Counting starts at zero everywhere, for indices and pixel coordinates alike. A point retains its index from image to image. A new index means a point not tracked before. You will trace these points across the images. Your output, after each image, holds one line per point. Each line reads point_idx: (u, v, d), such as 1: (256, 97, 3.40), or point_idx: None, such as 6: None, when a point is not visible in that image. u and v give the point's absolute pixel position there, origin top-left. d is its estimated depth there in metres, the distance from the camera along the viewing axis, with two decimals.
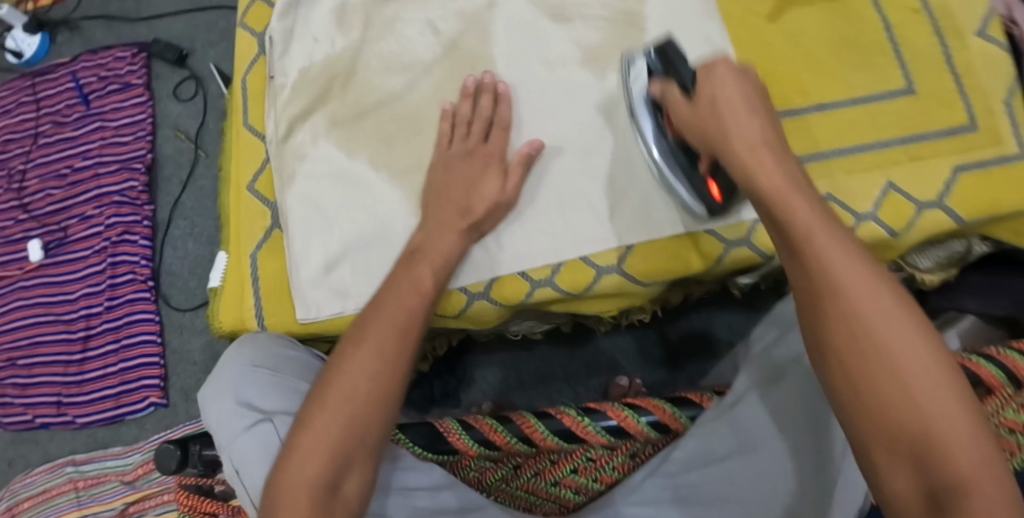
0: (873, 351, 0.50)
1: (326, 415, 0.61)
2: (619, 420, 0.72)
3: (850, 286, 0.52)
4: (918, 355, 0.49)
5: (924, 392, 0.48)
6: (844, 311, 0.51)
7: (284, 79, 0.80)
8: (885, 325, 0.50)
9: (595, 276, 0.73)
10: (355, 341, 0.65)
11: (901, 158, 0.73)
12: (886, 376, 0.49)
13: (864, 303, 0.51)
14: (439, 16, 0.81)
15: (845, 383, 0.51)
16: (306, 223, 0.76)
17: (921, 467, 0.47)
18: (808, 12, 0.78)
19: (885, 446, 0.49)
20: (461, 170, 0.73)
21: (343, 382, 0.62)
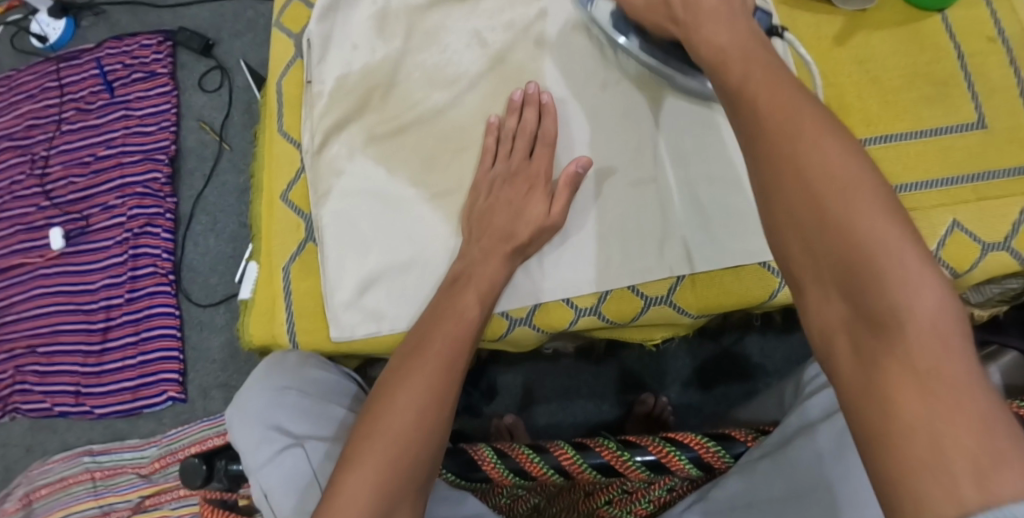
0: (792, 173, 0.45)
1: (373, 454, 0.59)
2: (659, 455, 0.69)
3: (773, 118, 0.48)
4: (845, 169, 0.44)
5: (851, 209, 0.43)
6: (768, 143, 0.47)
7: (321, 86, 0.77)
8: (807, 147, 0.45)
9: (642, 307, 0.71)
10: (401, 373, 0.63)
11: (969, 197, 0.70)
12: (806, 198, 0.44)
13: (787, 129, 0.47)
14: (486, 27, 0.77)
15: (773, 218, 0.46)
16: (344, 243, 0.73)
17: (848, 294, 0.42)
18: (875, 36, 0.75)
19: (811, 274, 0.44)
20: (506, 194, 0.70)
21: (390, 417, 0.60)
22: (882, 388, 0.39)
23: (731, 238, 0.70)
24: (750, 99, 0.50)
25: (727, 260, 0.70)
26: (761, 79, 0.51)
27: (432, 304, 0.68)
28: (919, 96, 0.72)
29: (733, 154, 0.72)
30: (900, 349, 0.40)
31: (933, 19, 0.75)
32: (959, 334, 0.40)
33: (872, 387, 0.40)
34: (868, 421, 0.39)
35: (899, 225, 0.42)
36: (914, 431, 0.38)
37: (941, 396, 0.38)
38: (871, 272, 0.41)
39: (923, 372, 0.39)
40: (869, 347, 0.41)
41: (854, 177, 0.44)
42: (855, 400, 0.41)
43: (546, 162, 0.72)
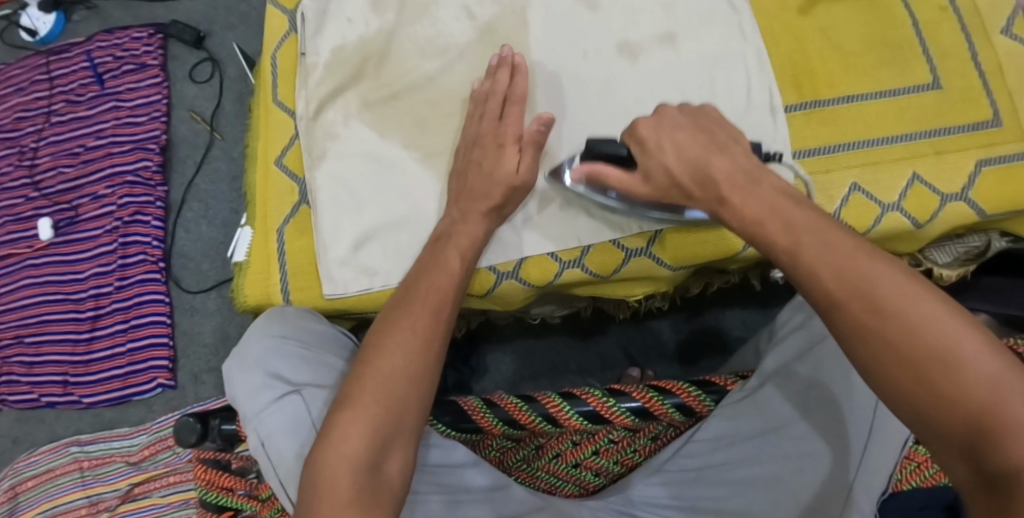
0: (887, 345, 0.48)
1: (365, 391, 0.61)
2: (644, 402, 0.72)
3: (842, 287, 0.50)
4: (944, 335, 0.47)
5: (958, 377, 0.46)
6: (848, 313, 0.50)
7: (316, 58, 0.80)
8: (896, 318, 0.48)
9: (624, 259, 0.74)
10: (389, 324, 0.65)
11: (926, 151, 0.74)
12: (909, 371, 0.47)
13: (869, 294, 0.49)
14: (475, 2, 0.81)
15: (879, 387, 0.49)
16: (337, 202, 0.77)
17: (971, 456, 0.45)
18: (838, 5, 0.80)
19: (936, 441, 0.47)
20: (479, 157, 0.73)
21: (379, 363, 0.63)
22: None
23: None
24: (805, 265, 0.52)
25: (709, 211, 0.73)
26: (777, 206, 0.56)
27: (420, 260, 0.71)
28: (879, 59, 0.77)
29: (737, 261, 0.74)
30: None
31: None
32: None
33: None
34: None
35: (1009, 388, 0.45)
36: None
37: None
38: (992, 436, 0.44)
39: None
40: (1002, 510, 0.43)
41: (956, 344, 0.47)
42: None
43: (517, 119, 0.74)
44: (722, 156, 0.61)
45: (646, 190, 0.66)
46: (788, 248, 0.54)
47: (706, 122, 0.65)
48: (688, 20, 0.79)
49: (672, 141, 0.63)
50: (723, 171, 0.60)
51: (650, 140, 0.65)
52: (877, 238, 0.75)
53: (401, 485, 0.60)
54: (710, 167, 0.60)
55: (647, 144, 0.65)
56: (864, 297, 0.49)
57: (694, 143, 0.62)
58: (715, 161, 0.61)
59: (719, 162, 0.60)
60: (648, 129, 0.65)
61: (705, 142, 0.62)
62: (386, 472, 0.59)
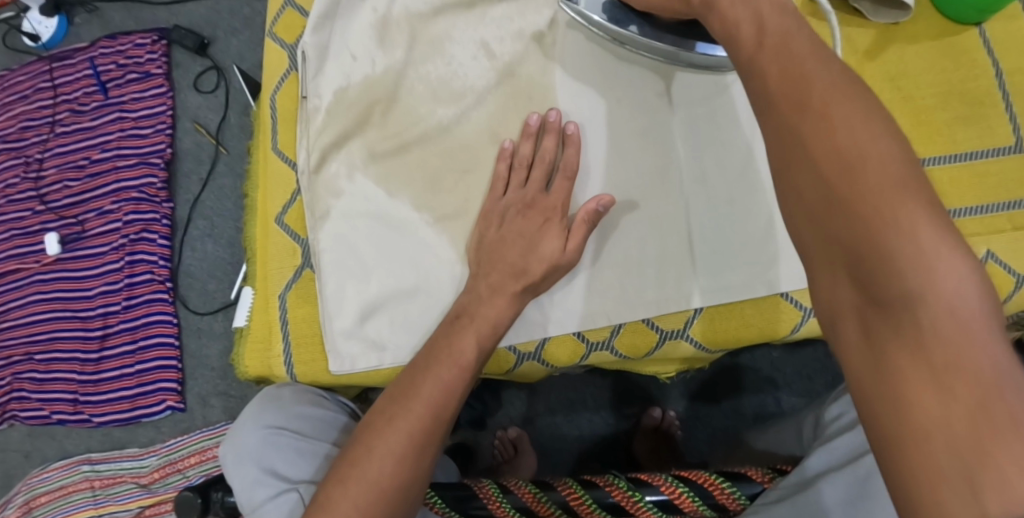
0: (804, 158, 0.42)
1: (348, 501, 0.55)
2: (671, 496, 0.65)
3: (783, 89, 0.44)
4: (860, 143, 0.41)
5: (862, 190, 0.39)
6: (777, 116, 0.44)
7: (318, 101, 0.73)
8: (821, 126, 0.42)
9: (658, 341, 0.68)
10: (385, 416, 0.59)
11: (1003, 226, 0.66)
12: (816, 180, 0.42)
13: (800, 98, 0.43)
14: (494, 37, 0.73)
15: (787, 195, 0.44)
16: (341, 270, 0.70)
17: (857, 273, 0.40)
18: (911, 51, 0.70)
19: (821, 257, 0.42)
20: (518, 226, 0.66)
21: (367, 463, 0.57)
22: (893, 374, 0.38)
23: (740, 251, 0.67)
24: (760, 73, 0.47)
25: (757, 291, 0.66)
26: (769, 33, 0.48)
27: (432, 340, 0.63)
28: (954, 116, 0.68)
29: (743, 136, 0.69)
30: (913, 335, 0.37)
31: (972, 34, 0.70)
32: (987, 318, 0.36)
33: (879, 376, 0.38)
34: (879, 415, 0.38)
35: (910, 199, 0.38)
36: (926, 430, 0.36)
37: (957, 392, 0.35)
38: (881, 251, 0.38)
39: (937, 360, 0.36)
40: (878, 333, 0.39)
41: (869, 154, 0.40)
42: (867, 390, 0.39)
43: (565, 195, 0.66)
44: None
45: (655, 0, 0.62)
46: (753, 45, 0.48)
47: None
48: None
49: None
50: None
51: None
52: None
53: None
54: None
55: None
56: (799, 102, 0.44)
57: None
58: None
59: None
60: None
61: None
62: None
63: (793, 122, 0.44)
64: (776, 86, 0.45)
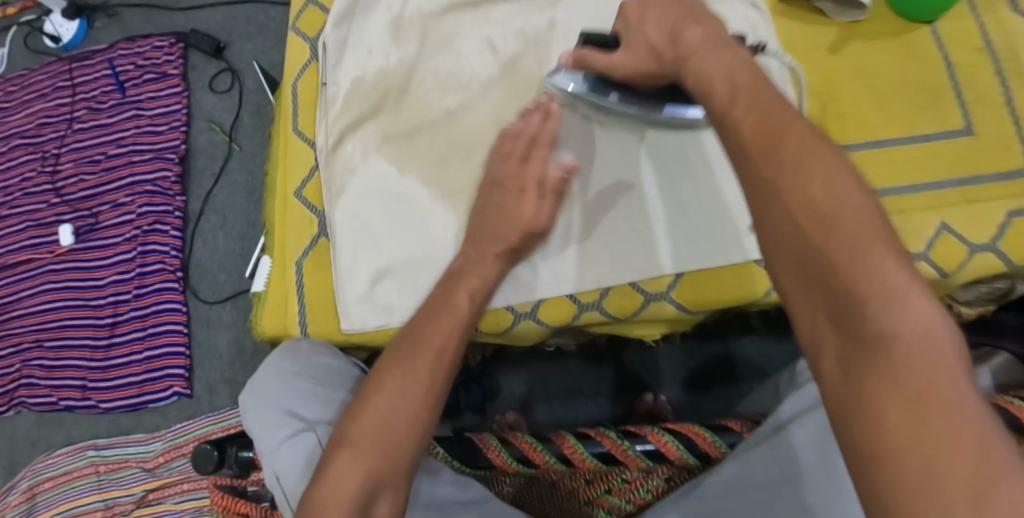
0: (777, 200, 0.43)
1: (364, 437, 0.59)
2: (658, 445, 0.71)
3: (753, 134, 0.45)
4: (832, 189, 0.41)
5: (836, 232, 0.40)
6: (749, 161, 0.45)
7: (336, 89, 0.80)
8: (792, 170, 0.43)
9: (643, 303, 0.74)
10: (396, 360, 0.63)
11: (956, 200, 0.73)
12: (790, 220, 0.42)
13: (771, 144, 0.44)
14: (498, 35, 0.81)
15: (765, 235, 0.44)
16: (354, 239, 0.76)
17: (833, 310, 0.40)
18: (871, 46, 0.78)
19: (799, 295, 0.42)
20: (495, 193, 0.72)
21: (382, 401, 0.61)
22: (869, 403, 0.37)
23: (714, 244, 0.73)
24: (729, 118, 0.47)
25: (733, 258, 0.73)
26: (739, 79, 0.49)
27: (422, 315, 0.66)
28: (913, 105, 0.76)
29: (722, 177, 0.75)
30: (889, 372, 0.37)
31: (924, 30, 0.78)
32: (958, 353, 0.37)
33: (854, 407, 0.38)
34: (859, 448, 0.37)
35: (880, 239, 0.39)
36: (905, 454, 0.35)
37: (931, 420, 0.35)
38: (855, 289, 0.39)
39: (909, 390, 0.36)
40: (855, 367, 0.38)
41: (841, 200, 0.41)
42: (843, 421, 0.38)
43: (543, 163, 0.71)
44: (696, 27, 0.54)
45: (629, 63, 0.63)
46: (721, 98, 0.49)
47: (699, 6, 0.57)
48: None
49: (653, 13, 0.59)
50: (695, 37, 0.54)
51: (635, 15, 0.62)
52: None
53: None
54: (685, 39, 0.54)
55: (630, 18, 0.63)
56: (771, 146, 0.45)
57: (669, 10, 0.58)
58: (689, 28, 0.55)
59: (692, 30, 0.55)
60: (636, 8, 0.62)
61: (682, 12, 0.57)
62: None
63: (763, 166, 0.44)
64: (746, 130, 0.46)
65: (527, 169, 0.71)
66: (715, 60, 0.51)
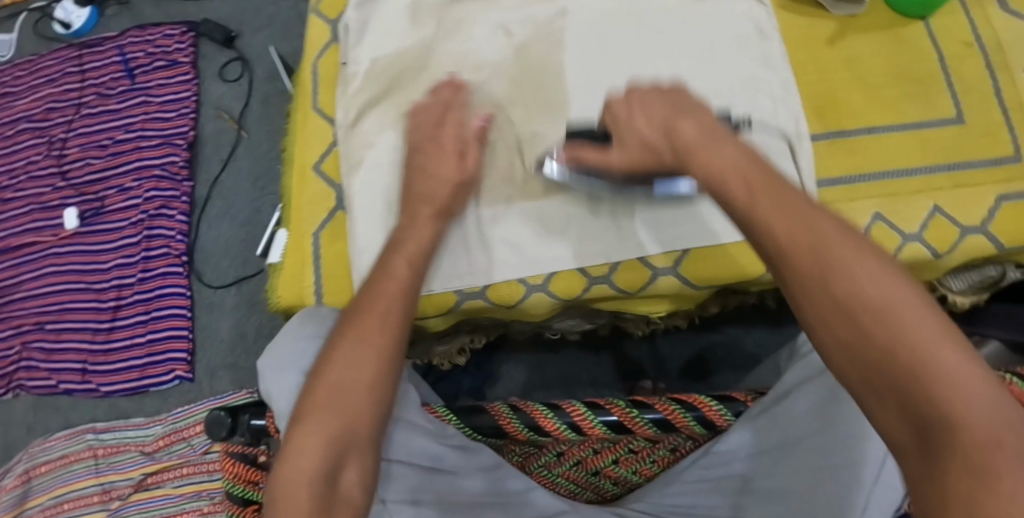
0: (834, 300, 0.48)
1: (321, 410, 0.59)
2: (666, 413, 0.73)
3: (793, 242, 0.50)
4: (884, 290, 0.47)
5: (895, 327, 0.45)
6: (796, 267, 0.50)
7: (356, 67, 0.83)
8: (841, 273, 0.48)
9: (651, 277, 0.77)
10: (344, 333, 0.63)
11: (946, 185, 0.77)
12: (847, 319, 0.47)
13: (816, 252, 0.49)
14: (512, 21, 0.83)
15: (823, 334, 0.48)
16: (369, 212, 0.79)
17: (899, 395, 0.45)
18: (868, 39, 0.81)
19: (866, 386, 0.46)
20: (423, 153, 0.75)
21: (337, 371, 0.61)
22: (946, 480, 0.41)
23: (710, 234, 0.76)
24: (762, 223, 0.52)
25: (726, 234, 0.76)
26: (753, 180, 0.55)
27: (361, 291, 0.66)
28: (903, 93, 0.79)
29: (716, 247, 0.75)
30: (961, 449, 0.41)
31: (917, 25, 0.82)
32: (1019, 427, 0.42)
33: (933, 484, 0.42)
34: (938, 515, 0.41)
35: (935, 331, 0.45)
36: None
37: (1002, 489, 0.39)
38: (919, 377, 0.44)
39: (983, 465, 0.40)
40: (928, 448, 0.43)
41: (894, 299, 0.46)
42: (923, 497, 0.42)
43: (457, 125, 0.76)
44: (689, 119, 0.61)
45: (624, 157, 0.67)
46: (744, 202, 0.54)
47: (677, 97, 0.65)
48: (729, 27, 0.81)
49: (641, 106, 0.65)
50: (692, 132, 0.60)
51: (623, 111, 0.67)
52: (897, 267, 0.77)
53: (360, 493, 0.58)
54: (681, 134, 0.61)
55: (620, 115, 0.67)
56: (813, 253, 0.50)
57: (662, 109, 0.64)
58: (683, 122, 0.61)
59: (686, 124, 0.61)
60: (621, 106, 0.67)
61: (671, 107, 0.63)
62: (343, 487, 0.57)
63: (812, 271, 0.49)
64: (785, 237, 0.51)
65: (441, 133, 0.76)
66: (722, 157, 0.57)
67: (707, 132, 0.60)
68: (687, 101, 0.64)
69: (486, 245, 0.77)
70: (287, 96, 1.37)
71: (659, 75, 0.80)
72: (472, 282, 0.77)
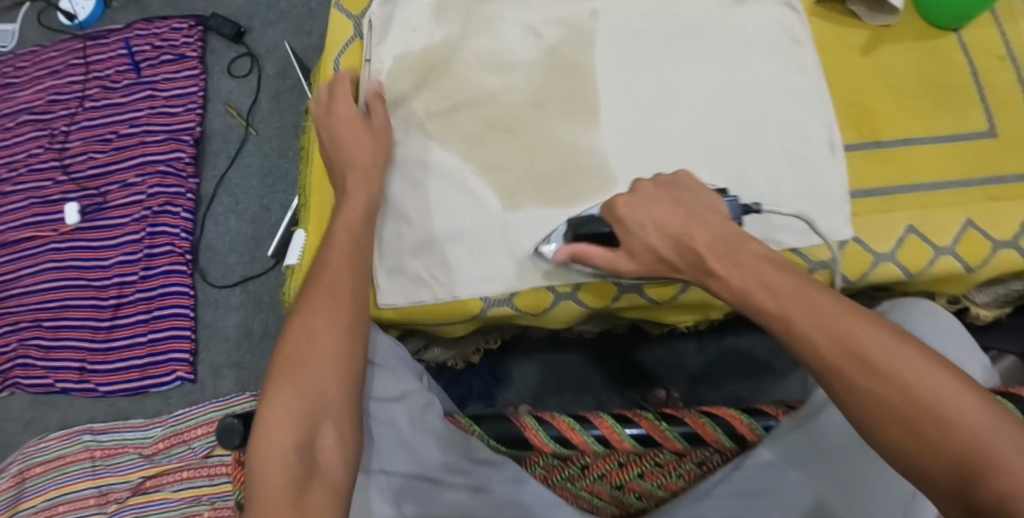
0: (883, 405, 0.51)
1: (287, 379, 0.63)
2: (696, 427, 0.72)
3: (834, 350, 0.53)
4: (931, 388, 0.50)
5: (947, 423, 0.49)
6: (842, 375, 0.52)
7: (380, 66, 0.82)
8: (885, 377, 0.51)
9: (683, 286, 0.75)
10: (302, 306, 0.67)
11: (980, 198, 0.76)
12: (899, 418, 0.50)
13: (858, 356, 0.52)
14: (540, 20, 0.83)
15: (874, 437, 0.51)
16: (392, 214, 0.78)
17: (961, 489, 0.48)
18: (901, 49, 0.81)
19: (928, 481, 0.49)
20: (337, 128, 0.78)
21: (298, 339, 0.65)
22: None
23: None
24: (798, 332, 0.55)
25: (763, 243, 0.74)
26: (777, 288, 0.57)
27: (311, 272, 0.70)
28: (934, 104, 0.79)
29: None
30: None
31: (950, 37, 0.81)
32: None
33: None
34: None
35: (984, 419, 0.48)
36: None
37: None
38: (978, 472, 0.47)
39: None
40: None
41: (943, 396, 0.49)
42: None
43: (344, 99, 0.79)
44: (700, 228, 0.63)
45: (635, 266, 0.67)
46: (777, 316, 0.56)
47: (684, 195, 0.66)
48: (759, 33, 0.80)
49: (651, 218, 0.65)
50: (703, 239, 0.62)
51: (629, 213, 0.66)
52: (928, 279, 0.77)
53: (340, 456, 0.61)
54: (694, 241, 0.62)
55: (629, 224, 0.66)
56: (853, 357, 0.52)
57: (672, 216, 0.64)
58: (695, 231, 0.63)
59: (699, 233, 0.63)
60: (625, 207, 0.66)
61: (684, 216, 0.64)
62: (320, 452, 0.60)
63: (854, 378, 0.52)
64: (824, 346, 0.53)
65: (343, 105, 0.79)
66: (739, 272, 0.59)
67: (718, 246, 0.61)
68: (694, 209, 0.65)
69: (515, 250, 0.75)
70: (297, 93, 1.35)
71: (660, 166, 0.76)
72: (499, 289, 0.75)
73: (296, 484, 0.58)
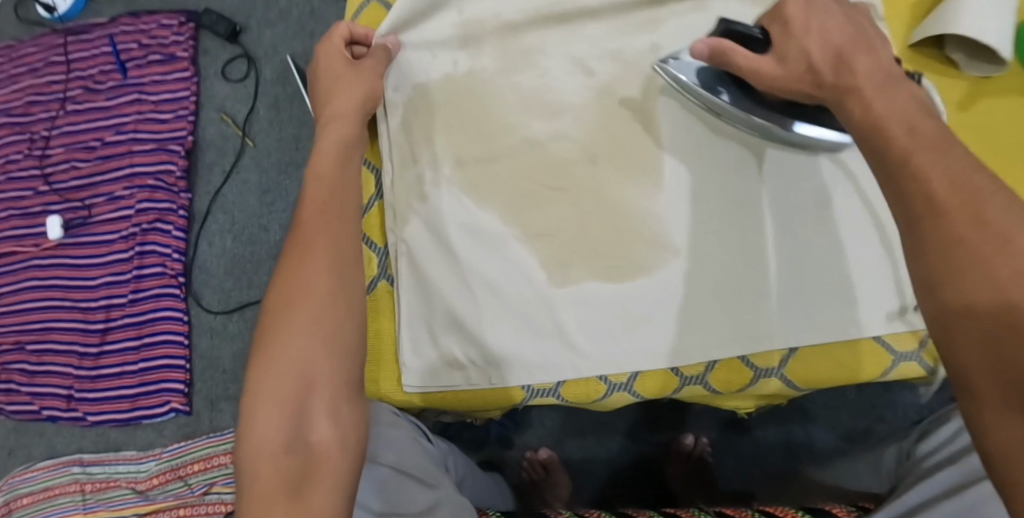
0: (971, 264, 0.43)
1: (282, 342, 0.53)
2: None
3: (952, 195, 0.45)
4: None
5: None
6: (945, 222, 0.44)
7: (397, 95, 0.74)
8: (994, 244, 0.43)
9: (753, 379, 0.66)
10: (303, 248, 0.57)
11: None
12: (985, 283, 0.42)
13: (969, 206, 0.44)
14: (590, 55, 0.72)
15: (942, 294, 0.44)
16: (420, 284, 0.70)
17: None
18: (1003, 105, 0.70)
19: (984, 378, 0.40)
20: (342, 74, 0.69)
21: (299, 287, 0.55)
22: None
23: (815, 322, 0.64)
24: (915, 167, 0.47)
25: (846, 332, 0.64)
26: (922, 136, 0.48)
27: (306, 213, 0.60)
28: None
29: (846, 214, 0.66)
30: None
31: None
32: None
33: None
34: None
35: None
36: None
37: None
38: None
39: None
40: None
41: None
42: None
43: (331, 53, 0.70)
44: (863, 53, 0.54)
45: (782, 73, 0.58)
46: (900, 152, 0.48)
47: (861, 18, 0.58)
48: None
49: (820, 26, 0.56)
50: (864, 65, 0.54)
51: (798, 17, 0.57)
52: None
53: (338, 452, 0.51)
54: (857, 64, 0.54)
55: (793, 25, 0.57)
56: (968, 208, 0.44)
57: (842, 30, 0.56)
58: (858, 57, 0.54)
59: (860, 58, 0.54)
60: (797, 10, 0.57)
61: (853, 35, 0.56)
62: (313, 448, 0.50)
63: (946, 224, 0.44)
64: (941, 188, 0.45)
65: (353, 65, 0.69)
66: (891, 102, 0.51)
67: (880, 74, 0.53)
68: (866, 33, 0.56)
69: (562, 332, 0.66)
70: (297, 102, 1.23)
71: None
72: (544, 378, 0.66)
73: (290, 487, 0.49)
